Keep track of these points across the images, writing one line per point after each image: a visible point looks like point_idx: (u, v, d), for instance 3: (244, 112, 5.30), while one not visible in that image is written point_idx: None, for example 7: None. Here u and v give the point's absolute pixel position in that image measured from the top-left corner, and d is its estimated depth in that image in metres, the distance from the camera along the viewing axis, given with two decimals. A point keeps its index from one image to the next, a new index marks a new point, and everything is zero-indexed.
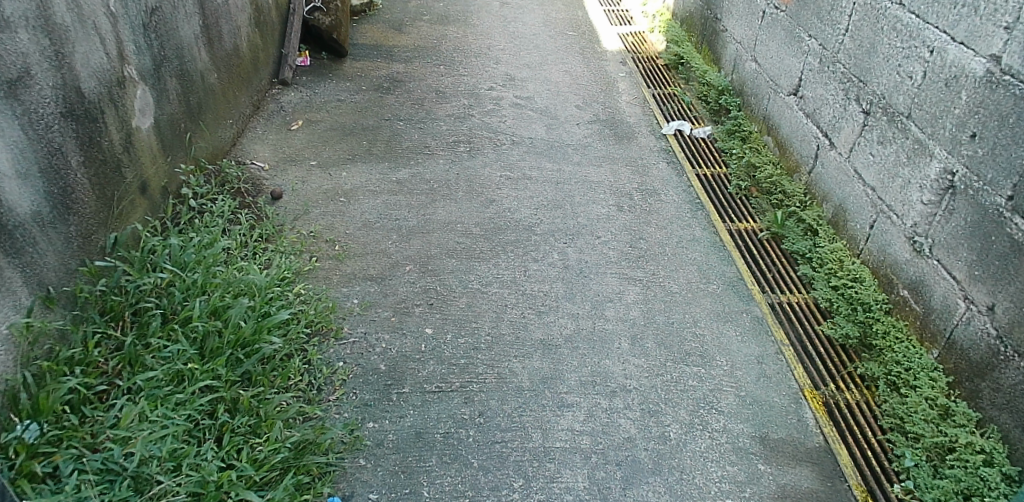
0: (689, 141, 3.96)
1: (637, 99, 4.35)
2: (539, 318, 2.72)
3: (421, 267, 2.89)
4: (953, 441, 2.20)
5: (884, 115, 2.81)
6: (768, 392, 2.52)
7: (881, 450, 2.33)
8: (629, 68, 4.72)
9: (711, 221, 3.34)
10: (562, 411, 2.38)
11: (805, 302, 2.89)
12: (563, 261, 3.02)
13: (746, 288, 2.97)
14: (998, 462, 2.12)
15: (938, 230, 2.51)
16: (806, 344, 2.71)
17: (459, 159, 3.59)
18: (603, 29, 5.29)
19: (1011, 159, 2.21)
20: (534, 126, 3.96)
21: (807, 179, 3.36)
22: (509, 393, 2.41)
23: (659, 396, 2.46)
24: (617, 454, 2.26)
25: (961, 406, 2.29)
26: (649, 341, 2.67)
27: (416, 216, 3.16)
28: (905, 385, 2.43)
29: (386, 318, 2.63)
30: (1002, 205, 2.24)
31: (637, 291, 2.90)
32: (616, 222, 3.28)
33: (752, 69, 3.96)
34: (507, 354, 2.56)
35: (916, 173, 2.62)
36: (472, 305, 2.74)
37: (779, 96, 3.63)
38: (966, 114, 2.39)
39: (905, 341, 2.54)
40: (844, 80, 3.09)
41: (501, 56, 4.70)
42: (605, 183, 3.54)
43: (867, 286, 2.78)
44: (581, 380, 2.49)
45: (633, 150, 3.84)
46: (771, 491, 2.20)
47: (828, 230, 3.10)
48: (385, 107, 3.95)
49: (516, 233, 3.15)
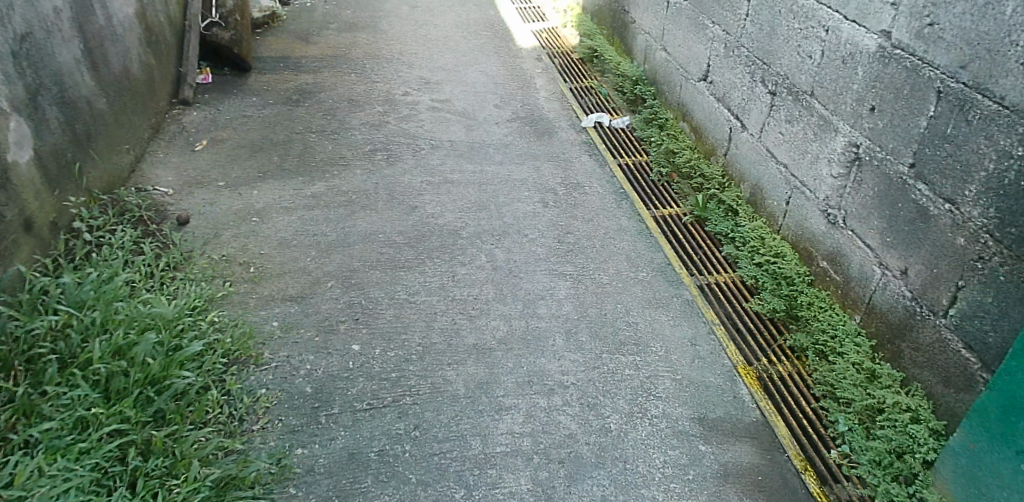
0: (608, 132, 3.97)
1: (555, 94, 4.35)
2: (471, 322, 2.66)
3: (343, 282, 2.79)
4: (882, 402, 2.26)
5: (789, 95, 2.87)
6: (702, 373, 2.53)
7: (816, 418, 2.37)
8: (544, 64, 4.72)
9: (636, 209, 3.36)
10: (500, 415, 2.32)
11: (732, 281, 2.93)
12: (492, 262, 2.97)
13: (674, 273, 2.99)
14: (925, 418, 2.18)
15: (849, 201, 2.57)
16: (736, 321, 2.74)
17: (377, 168, 3.49)
18: (516, 27, 5.27)
19: (909, 129, 2.27)
20: (453, 129, 3.90)
21: (724, 161, 3.42)
22: (444, 402, 2.34)
23: (597, 389, 2.44)
24: (559, 452, 2.22)
25: (886, 367, 2.36)
26: (583, 335, 2.65)
27: (335, 230, 3.05)
28: (832, 352, 2.48)
29: (310, 338, 2.51)
30: (905, 173, 2.30)
31: (568, 286, 2.87)
32: (543, 219, 3.25)
33: (662, 57, 4.01)
34: (439, 363, 2.48)
35: (823, 148, 2.69)
36: (400, 316, 2.66)
37: (690, 83, 3.68)
38: (864, 89, 2.46)
39: (828, 310, 2.61)
40: (748, 63, 3.15)
41: (414, 60, 4.62)
42: (529, 181, 3.51)
43: (788, 260, 2.84)
44: (517, 382, 2.44)
45: (555, 145, 3.83)
46: (714, 470, 2.20)
47: (747, 209, 3.16)
48: (296, 120, 3.81)
49: (441, 239, 3.08)
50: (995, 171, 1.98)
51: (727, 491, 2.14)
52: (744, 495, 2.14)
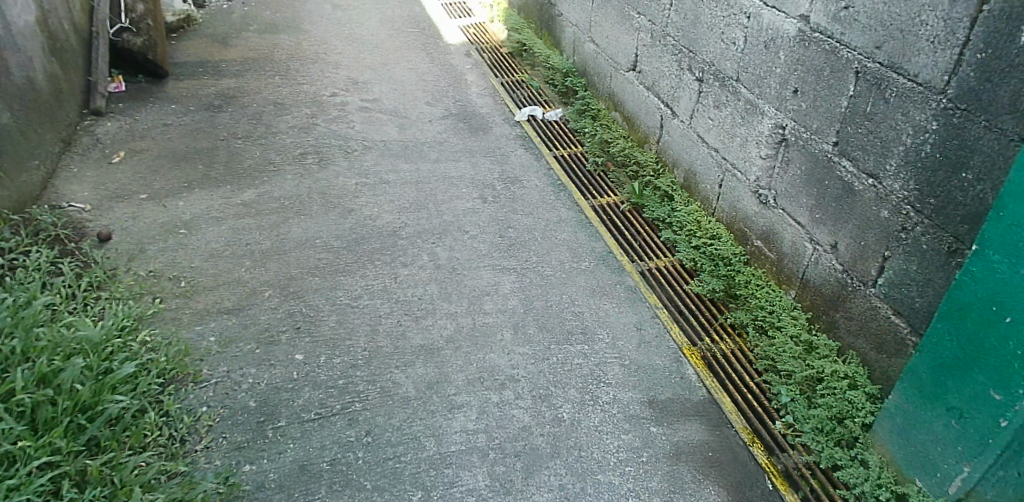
0: (542, 124, 3.99)
1: (487, 89, 4.34)
2: (416, 323, 2.62)
3: (281, 290, 2.70)
4: (820, 371, 2.36)
5: (716, 81, 2.95)
6: (649, 357, 2.58)
7: (760, 392, 2.45)
8: (474, 60, 4.70)
9: (575, 200, 3.39)
10: (453, 414, 2.30)
11: (671, 265, 3.00)
12: (434, 261, 2.94)
13: (616, 260, 3.03)
14: (861, 384, 2.30)
15: (779, 181, 2.67)
16: (679, 304, 2.81)
17: (309, 172, 3.40)
18: (443, 24, 5.23)
19: (831, 109, 2.37)
20: (385, 128, 3.83)
21: (656, 148, 3.49)
22: (395, 406, 2.30)
23: (548, 380, 2.45)
24: (514, 445, 2.22)
25: (822, 338, 2.47)
26: (531, 328, 2.65)
27: (269, 238, 2.95)
28: (771, 327, 2.58)
29: (250, 351, 2.42)
30: (830, 151, 2.40)
31: (513, 280, 2.87)
32: (483, 214, 3.23)
33: (590, 49, 4.05)
34: (387, 366, 2.44)
35: (751, 131, 2.78)
36: (343, 322, 2.59)
37: (620, 73, 3.73)
38: (787, 72, 2.55)
39: (765, 287, 2.71)
40: (675, 51, 3.22)
41: (340, 60, 4.52)
42: (466, 177, 3.48)
43: (724, 242, 2.93)
44: (468, 379, 2.42)
45: (490, 140, 3.82)
46: (667, 450, 2.25)
47: (682, 193, 3.24)
48: (220, 126, 3.66)
49: (380, 240, 3.02)
50: (913, 145, 2.08)
51: (681, 470, 2.20)
52: (697, 472, 2.20)
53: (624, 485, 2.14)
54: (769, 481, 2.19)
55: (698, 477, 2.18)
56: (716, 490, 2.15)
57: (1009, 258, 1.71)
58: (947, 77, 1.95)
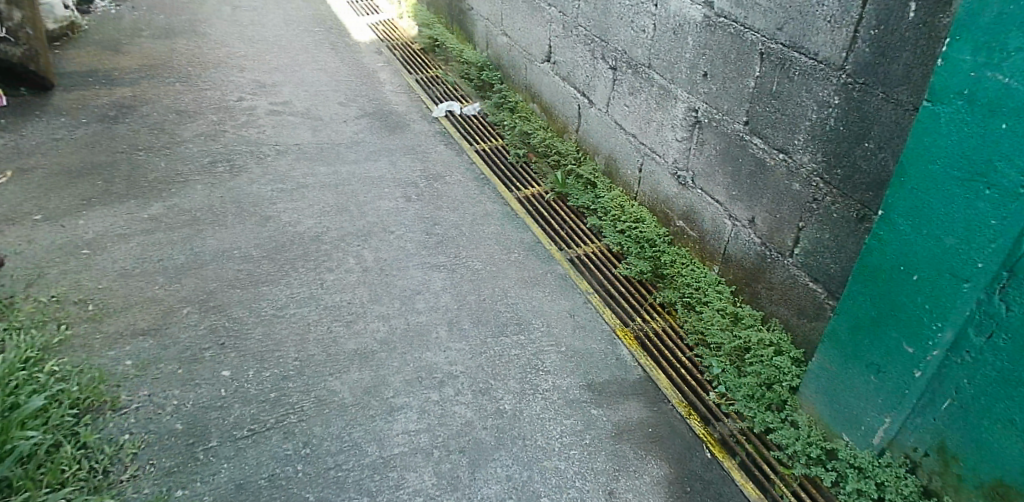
0: (461, 120, 3.97)
1: (401, 87, 4.27)
2: (348, 328, 2.55)
3: (200, 306, 2.57)
4: (747, 341, 2.48)
5: (629, 68, 3.01)
6: (585, 341, 2.62)
7: (693, 366, 2.54)
8: (385, 57, 4.62)
9: (499, 192, 3.39)
10: (393, 416, 2.25)
11: (599, 250, 3.06)
12: (361, 264, 2.86)
13: (545, 250, 3.05)
14: (786, 349, 2.43)
15: (695, 162, 2.75)
16: (609, 287, 2.86)
17: (220, 181, 3.24)
18: (350, 22, 5.11)
19: (740, 90, 2.46)
20: (299, 132, 3.71)
21: (576, 137, 3.54)
22: (333, 414, 2.23)
23: (486, 374, 2.44)
24: (458, 441, 2.20)
25: (746, 309, 2.59)
26: (465, 323, 2.63)
27: (183, 252, 2.80)
28: (698, 303, 2.68)
29: (172, 372, 2.30)
30: (741, 130, 2.49)
31: (443, 277, 2.84)
32: (408, 213, 3.18)
33: (503, 42, 4.05)
34: (320, 374, 2.36)
35: (666, 115, 2.85)
36: (270, 334, 2.49)
37: (534, 65, 3.75)
38: (695, 57, 2.62)
39: (690, 265, 2.82)
40: (587, 41, 3.26)
41: (245, 63, 4.34)
42: (387, 177, 3.42)
43: (648, 224, 3.01)
44: (406, 380, 2.38)
45: (409, 138, 3.76)
46: (608, 431, 2.29)
47: (604, 180, 3.30)
48: (118, 138, 3.44)
49: (303, 247, 2.92)
50: (818, 120, 2.19)
51: (624, 448, 2.25)
52: (639, 449, 2.26)
53: (570, 469, 2.16)
54: (707, 450, 2.28)
55: (641, 454, 2.24)
56: (658, 463, 2.22)
57: (912, 221, 1.84)
58: (844, 54, 2.06)
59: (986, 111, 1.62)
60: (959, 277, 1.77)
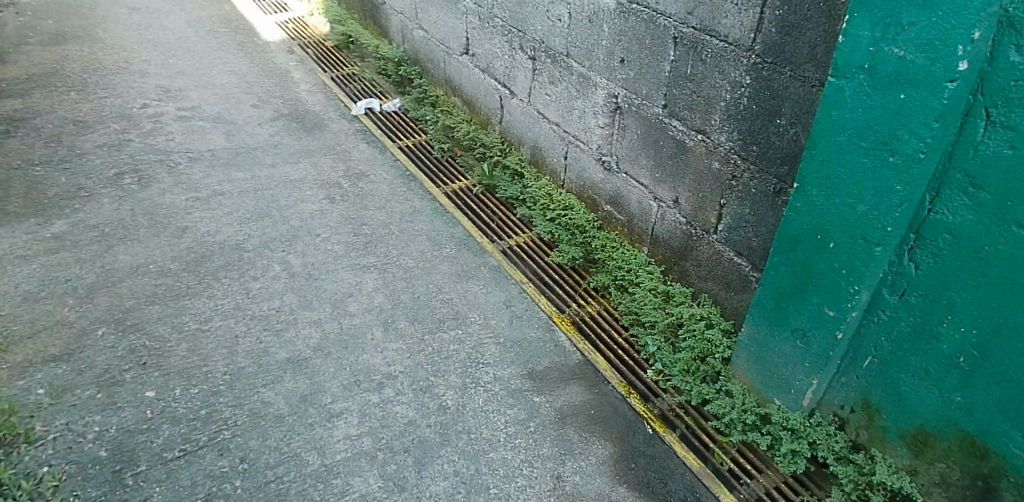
0: (382, 117, 3.90)
1: (317, 86, 4.16)
2: (278, 337, 2.46)
3: (116, 326, 2.42)
4: (680, 317, 2.56)
5: (547, 58, 3.02)
6: (523, 331, 2.63)
7: (629, 346, 2.60)
8: (298, 56, 4.48)
9: (426, 188, 3.35)
10: (332, 423, 2.19)
11: (531, 239, 3.08)
12: (287, 270, 2.76)
13: (477, 243, 3.04)
14: (716, 322, 2.52)
15: (619, 147, 2.80)
16: (543, 276, 2.89)
17: (128, 193, 3.07)
18: (258, 21, 4.92)
19: (656, 74, 2.51)
20: (210, 137, 3.55)
21: (499, 128, 3.53)
22: (269, 426, 2.15)
23: (426, 371, 2.40)
24: (402, 441, 2.16)
25: (677, 287, 2.67)
26: (401, 322, 2.58)
27: (93, 270, 2.64)
28: (630, 284, 2.74)
29: (91, 397, 2.17)
30: (660, 114, 2.55)
31: (375, 277, 2.78)
32: (333, 215, 3.10)
33: (419, 36, 3.99)
34: (252, 387, 2.26)
35: (587, 102, 2.88)
36: (195, 349, 2.37)
37: (453, 58, 3.71)
38: (612, 43, 2.65)
39: (621, 248, 2.87)
40: (504, 32, 3.24)
41: (146, 68, 4.11)
42: (308, 179, 3.32)
43: (577, 211, 3.04)
44: (343, 385, 2.32)
45: (329, 138, 3.66)
46: (552, 417, 2.32)
47: (531, 169, 3.31)
48: (10, 153, 3.20)
49: (223, 256, 2.79)
50: (732, 100, 2.26)
51: (568, 432, 2.27)
52: (583, 431, 2.29)
53: (517, 458, 2.17)
54: (648, 425, 2.35)
55: (585, 436, 2.27)
56: (602, 444, 2.26)
57: (825, 191, 1.94)
58: (753, 35, 2.12)
59: (886, 83, 1.71)
60: (871, 241, 1.88)
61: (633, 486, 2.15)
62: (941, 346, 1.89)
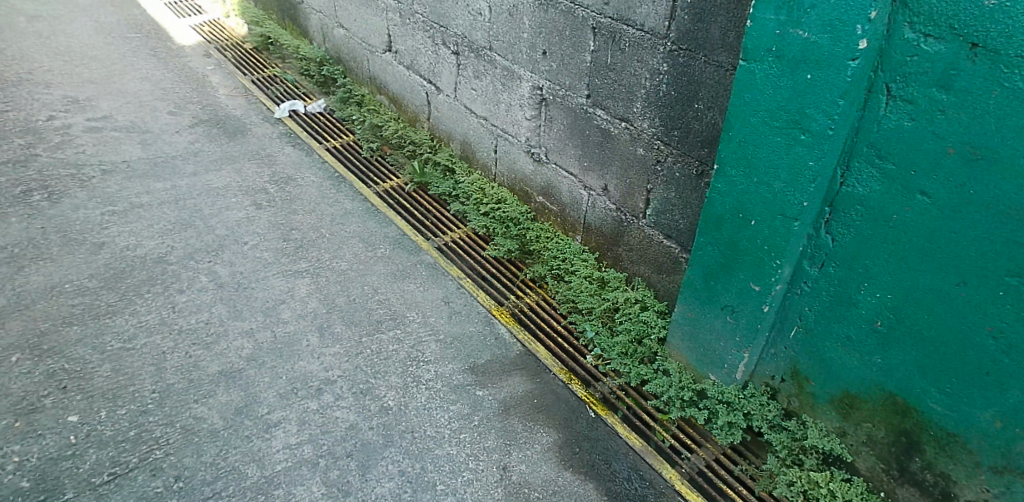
0: (307, 118, 3.81)
1: (237, 90, 4.03)
2: (209, 351, 2.37)
3: (32, 351, 2.29)
4: (616, 302, 2.62)
5: (471, 52, 3.01)
6: (462, 326, 2.63)
7: (569, 334, 2.64)
8: (216, 60, 4.33)
9: (357, 189, 3.30)
10: (270, 433, 2.13)
11: (466, 235, 3.08)
12: (215, 281, 2.67)
13: (411, 241, 3.02)
14: (651, 304, 2.59)
15: (546, 138, 2.82)
16: (480, 270, 2.90)
17: (38, 210, 2.90)
18: (171, 25, 4.73)
19: (578, 65, 2.54)
20: (125, 147, 3.39)
21: (428, 125, 3.50)
22: (203, 442, 2.08)
23: (366, 374, 2.37)
24: (345, 446, 2.13)
25: (611, 272, 2.72)
26: (337, 326, 2.54)
27: (3, 294, 2.49)
28: (566, 273, 2.78)
29: (7, 427, 2.05)
30: (585, 104, 2.58)
31: (307, 282, 2.72)
32: (261, 221, 3.01)
33: (340, 34, 3.91)
34: (182, 403, 2.18)
35: (513, 95, 2.89)
36: (119, 368, 2.27)
37: (376, 56, 3.66)
38: (533, 36, 2.67)
39: (555, 237, 2.91)
40: (426, 28, 3.22)
41: (50, 78, 3.89)
42: (232, 186, 3.21)
43: (510, 204, 3.06)
44: (281, 393, 2.26)
45: (252, 142, 3.56)
46: (495, 410, 2.32)
47: (462, 165, 3.30)
48: None
49: (145, 271, 2.68)
50: (652, 87, 2.31)
51: (512, 423, 2.29)
52: (527, 421, 2.31)
53: (462, 453, 2.17)
54: (591, 410, 2.39)
55: (529, 425, 2.29)
56: (546, 432, 2.28)
57: (743, 171, 2.01)
58: (667, 23, 2.17)
59: (793, 64, 1.78)
60: (789, 216, 1.95)
61: (578, 470, 2.18)
62: (860, 312, 2.00)
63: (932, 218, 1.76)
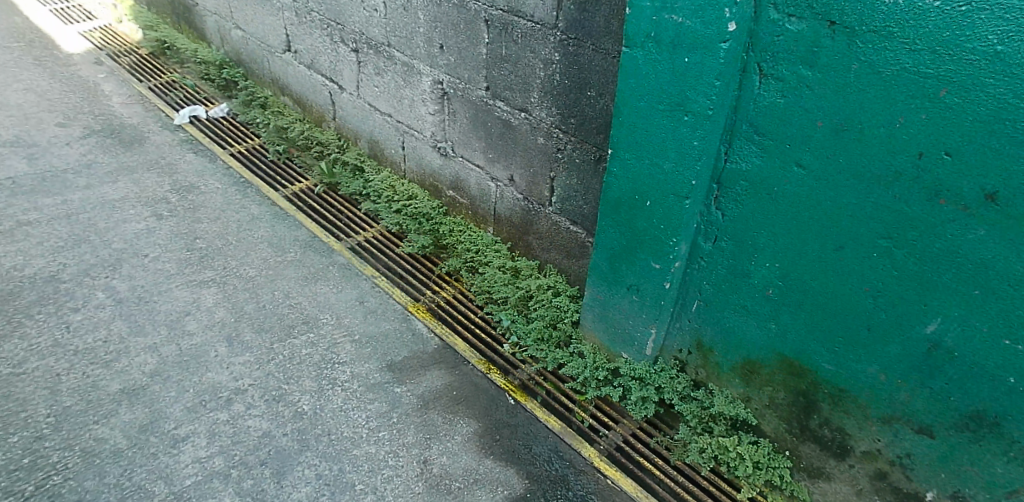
0: (209, 124, 3.69)
1: (132, 98, 3.86)
2: (108, 369, 2.28)
3: None
4: (529, 289, 2.66)
5: (370, 49, 2.99)
6: (378, 325, 2.61)
7: (486, 324, 2.67)
8: (108, 67, 4.13)
9: (265, 193, 3.22)
10: (178, 448, 2.07)
11: (379, 233, 3.06)
12: (113, 296, 2.57)
13: (323, 243, 2.98)
14: (563, 289, 2.64)
15: (451, 131, 2.83)
16: (395, 268, 2.89)
17: None
18: (57, 32, 4.48)
19: (474, 57, 2.56)
20: (10, 163, 3.20)
21: (334, 124, 3.45)
22: (106, 463, 2.00)
23: (278, 379, 2.33)
24: (258, 454, 2.09)
25: (523, 261, 2.76)
26: (246, 334, 2.48)
27: None
28: (480, 265, 2.81)
29: None
30: (484, 96, 2.61)
31: (214, 291, 2.64)
32: (162, 232, 2.90)
33: (238, 36, 3.80)
34: (81, 425, 2.09)
35: (414, 91, 2.89)
36: (10, 395, 2.15)
37: (276, 56, 3.58)
38: (429, 30, 2.67)
39: (468, 230, 2.93)
40: (323, 26, 3.17)
41: None
42: (130, 197, 3.08)
43: (421, 200, 3.05)
44: (189, 407, 2.20)
45: (150, 151, 3.42)
46: (413, 405, 2.33)
47: (371, 163, 3.27)
48: None
49: (36, 291, 2.54)
50: (546, 77, 2.35)
51: (431, 417, 2.30)
52: (446, 414, 2.32)
53: (381, 450, 2.16)
54: (510, 396, 2.42)
55: (448, 417, 2.31)
56: (465, 423, 2.30)
57: (635, 153, 2.08)
58: (555, 13, 2.21)
59: (671, 49, 1.86)
60: (680, 195, 2.03)
61: (499, 456, 2.21)
62: (753, 282, 2.10)
63: (809, 188, 1.87)
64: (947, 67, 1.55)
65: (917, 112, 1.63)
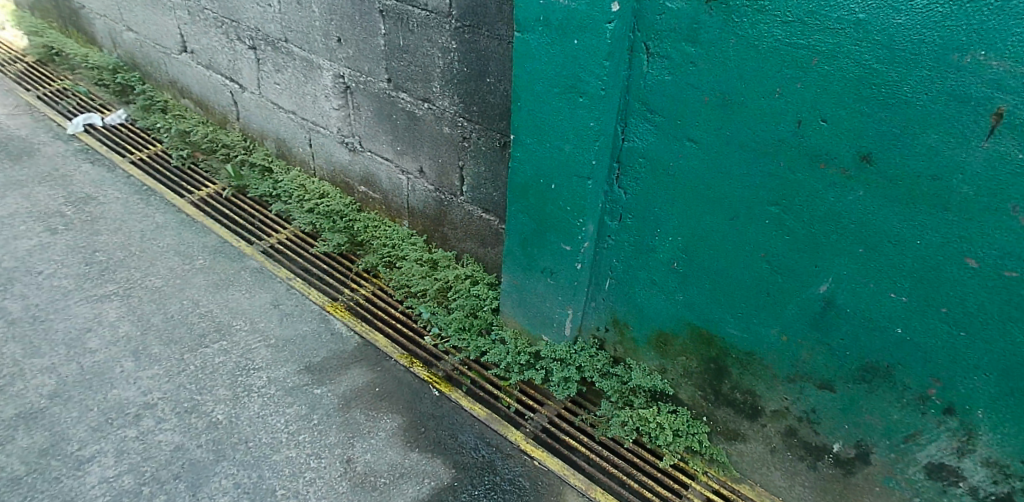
0: (105, 131, 3.52)
1: (20, 108, 3.64)
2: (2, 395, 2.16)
3: None
4: (448, 280, 2.66)
5: (267, 45, 2.91)
6: (294, 327, 2.56)
7: (407, 318, 2.66)
8: None
9: (169, 200, 3.10)
10: (83, 470, 1.99)
11: (293, 234, 3.00)
12: (5, 318, 2.43)
13: (234, 248, 2.89)
14: (481, 277, 2.65)
15: (357, 126, 2.79)
16: (311, 269, 2.84)
17: None
18: None
19: (373, 49, 2.53)
20: None
21: (238, 125, 3.34)
22: (3, 493, 1.90)
23: (190, 390, 2.26)
24: (171, 468, 2.02)
25: (440, 252, 2.76)
26: (153, 347, 2.38)
27: None
28: (397, 259, 2.79)
29: None
30: (387, 87, 2.58)
31: (117, 304, 2.53)
32: (57, 246, 2.76)
33: (131, 38, 3.64)
34: None
35: (316, 86, 2.83)
36: None
37: (172, 58, 3.44)
38: (325, 23, 2.62)
39: (383, 225, 2.90)
40: (218, 24, 3.07)
41: None
42: (20, 213, 2.91)
43: (333, 197, 3.00)
44: (93, 426, 2.11)
45: (42, 163, 3.24)
46: (335, 404, 2.30)
47: (280, 163, 3.19)
48: None
49: None
50: (445, 66, 2.35)
51: (353, 415, 2.27)
52: (368, 411, 2.30)
53: (302, 453, 2.13)
54: (434, 388, 2.42)
55: (371, 414, 2.29)
56: (388, 418, 2.29)
57: (537, 137, 2.11)
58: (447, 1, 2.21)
59: (560, 32, 1.89)
60: (583, 176, 2.07)
61: (424, 448, 2.21)
62: (659, 256, 2.16)
63: (702, 161, 1.94)
64: (816, 37, 1.64)
65: (792, 82, 1.71)
